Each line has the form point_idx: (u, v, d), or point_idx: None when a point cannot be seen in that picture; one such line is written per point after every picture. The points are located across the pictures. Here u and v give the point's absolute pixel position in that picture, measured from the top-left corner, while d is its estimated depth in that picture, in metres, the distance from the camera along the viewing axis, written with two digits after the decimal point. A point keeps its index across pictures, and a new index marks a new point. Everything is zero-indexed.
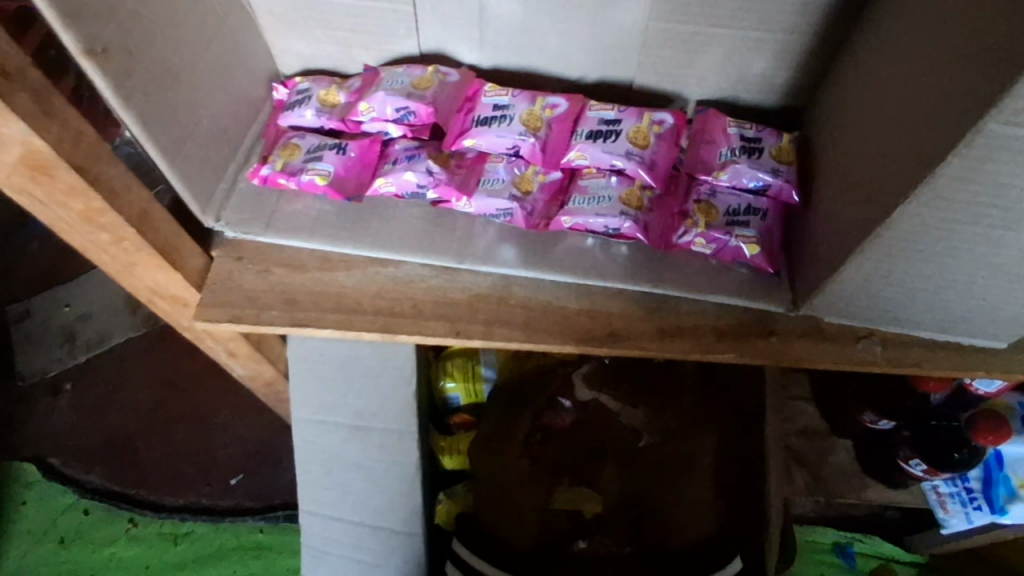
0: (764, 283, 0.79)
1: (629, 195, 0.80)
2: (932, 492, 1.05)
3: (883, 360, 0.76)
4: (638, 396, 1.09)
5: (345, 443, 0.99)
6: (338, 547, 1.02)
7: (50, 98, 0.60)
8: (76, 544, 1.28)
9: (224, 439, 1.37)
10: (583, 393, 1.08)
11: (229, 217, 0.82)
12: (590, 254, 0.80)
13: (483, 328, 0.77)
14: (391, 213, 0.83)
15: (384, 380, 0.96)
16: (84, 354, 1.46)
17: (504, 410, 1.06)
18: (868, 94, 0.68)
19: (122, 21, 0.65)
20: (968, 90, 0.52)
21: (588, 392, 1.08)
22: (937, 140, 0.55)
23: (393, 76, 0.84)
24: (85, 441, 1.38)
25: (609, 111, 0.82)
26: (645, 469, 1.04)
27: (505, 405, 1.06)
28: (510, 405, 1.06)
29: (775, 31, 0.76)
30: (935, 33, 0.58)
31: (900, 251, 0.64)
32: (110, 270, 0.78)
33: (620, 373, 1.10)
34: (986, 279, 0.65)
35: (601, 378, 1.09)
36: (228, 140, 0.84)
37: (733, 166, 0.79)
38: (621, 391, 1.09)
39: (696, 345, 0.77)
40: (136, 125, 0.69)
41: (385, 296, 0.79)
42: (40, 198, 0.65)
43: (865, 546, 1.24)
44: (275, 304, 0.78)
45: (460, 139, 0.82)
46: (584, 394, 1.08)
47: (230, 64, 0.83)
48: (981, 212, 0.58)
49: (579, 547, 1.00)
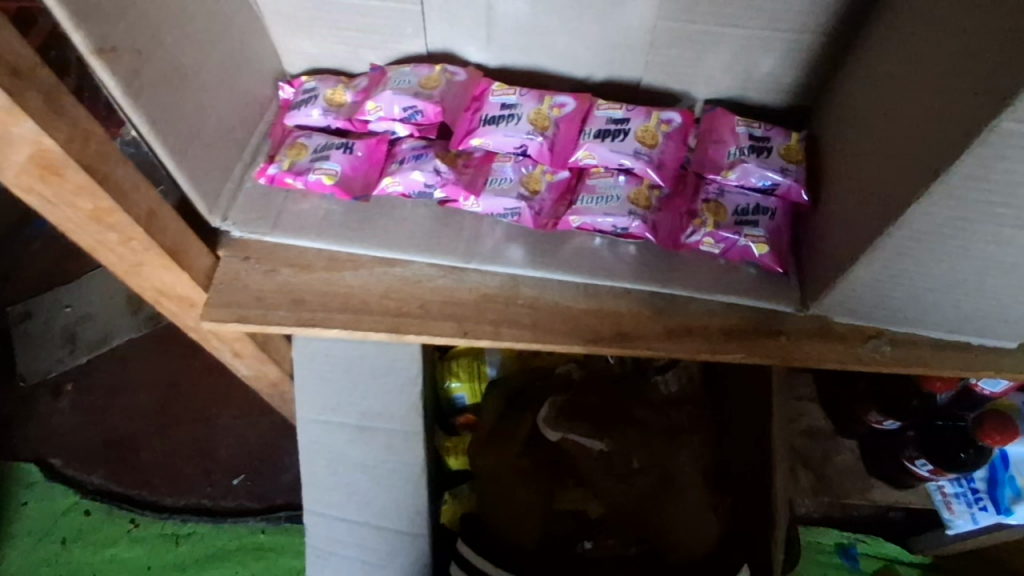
0: (773, 283, 0.79)
1: (637, 195, 0.80)
2: (938, 492, 1.05)
3: (891, 360, 0.76)
4: (606, 430, 1.02)
5: (350, 444, 0.99)
6: (343, 547, 1.02)
7: (59, 97, 0.59)
8: (79, 545, 1.27)
9: (227, 440, 1.37)
10: (552, 434, 1.00)
11: (236, 216, 0.82)
12: (598, 254, 0.80)
13: (491, 328, 0.77)
14: (398, 213, 0.82)
15: (390, 381, 0.96)
16: (86, 354, 1.46)
17: (503, 411, 1.07)
18: (878, 93, 0.68)
19: (131, 21, 0.65)
20: (981, 89, 0.52)
21: (556, 432, 1.00)
22: (950, 139, 0.55)
23: (400, 75, 0.84)
24: (87, 442, 1.37)
25: (617, 110, 0.82)
26: (645, 486, 1.00)
27: (501, 411, 1.06)
28: (508, 409, 1.07)
29: (784, 31, 0.76)
30: (946, 32, 0.58)
31: (910, 251, 0.64)
32: (116, 269, 0.77)
33: (578, 408, 1.03)
34: (996, 279, 0.65)
35: (566, 416, 1.02)
36: (235, 140, 0.84)
37: (742, 165, 0.79)
38: (587, 426, 1.01)
39: (704, 344, 0.76)
40: (143, 125, 0.69)
41: (392, 296, 0.78)
42: (48, 197, 0.65)
43: (869, 547, 1.23)
44: (282, 304, 0.78)
45: (467, 138, 0.82)
46: (551, 433, 1.00)
47: (237, 63, 0.82)
48: (993, 211, 0.57)
49: (585, 547, 1.00)
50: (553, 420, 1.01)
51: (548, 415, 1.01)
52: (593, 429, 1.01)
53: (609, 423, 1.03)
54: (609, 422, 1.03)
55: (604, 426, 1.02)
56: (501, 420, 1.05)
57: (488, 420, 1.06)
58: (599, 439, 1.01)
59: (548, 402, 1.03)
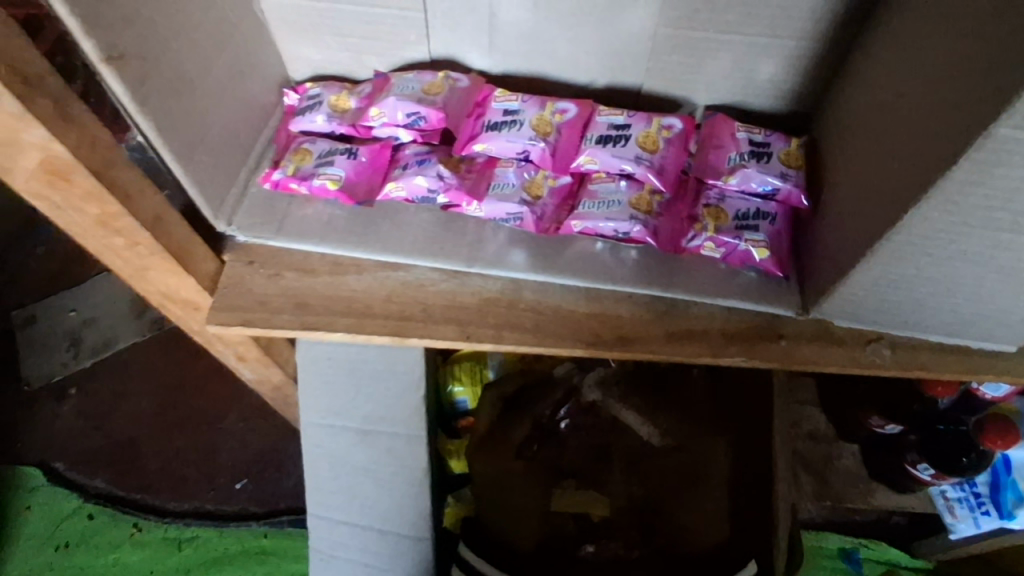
0: (774, 287, 0.79)
1: (638, 200, 0.80)
2: (941, 497, 1.06)
3: (891, 364, 0.76)
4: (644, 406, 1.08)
5: (352, 448, 0.99)
6: (346, 551, 1.02)
7: (68, 104, 0.60)
8: (81, 549, 1.28)
9: (230, 444, 1.38)
10: (589, 393, 1.08)
11: (241, 221, 0.83)
12: (600, 258, 0.81)
13: (494, 332, 0.77)
14: (402, 217, 0.83)
15: (393, 385, 0.96)
16: (90, 358, 1.47)
17: (501, 411, 1.07)
18: (877, 98, 0.69)
19: (140, 29, 0.66)
20: (977, 95, 0.52)
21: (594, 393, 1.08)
22: (947, 144, 0.55)
23: (404, 81, 0.85)
24: (91, 446, 1.38)
25: (619, 116, 0.83)
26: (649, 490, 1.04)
27: (496, 414, 1.07)
28: (504, 412, 1.07)
29: (783, 37, 0.77)
30: (943, 38, 0.59)
31: (909, 254, 0.64)
32: (122, 274, 0.78)
33: (626, 381, 1.10)
34: (996, 283, 0.65)
35: (609, 386, 1.09)
36: (240, 146, 0.85)
37: (742, 170, 0.80)
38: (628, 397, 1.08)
39: (705, 348, 0.77)
40: (151, 131, 0.70)
41: (395, 300, 0.79)
42: (57, 202, 0.66)
43: (871, 552, 1.23)
44: (286, 308, 0.79)
45: (470, 144, 0.83)
46: (589, 396, 1.08)
47: (243, 70, 0.83)
48: (990, 215, 0.58)
49: (587, 551, 1.01)
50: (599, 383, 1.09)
51: (594, 378, 1.09)
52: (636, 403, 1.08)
53: (650, 398, 1.09)
54: (650, 398, 1.09)
55: (645, 401, 1.09)
56: (500, 423, 1.06)
57: (484, 423, 1.06)
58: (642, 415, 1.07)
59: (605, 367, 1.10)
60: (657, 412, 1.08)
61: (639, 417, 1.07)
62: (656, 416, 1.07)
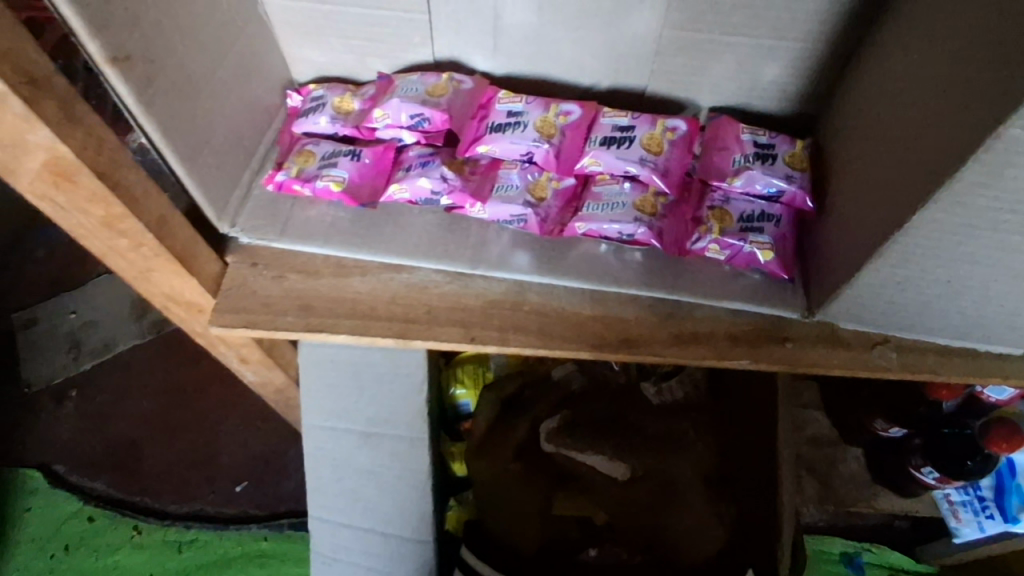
0: (779, 289, 0.79)
1: (643, 202, 0.80)
2: (945, 500, 1.05)
3: (897, 367, 0.76)
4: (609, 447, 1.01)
5: (355, 451, 0.99)
6: (348, 555, 1.02)
7: (74, 106, 0.60)
8: (81, 552, 1.27)
9: (231, 447, 1.37)
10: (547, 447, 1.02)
11: (245, 223, 0.83)
12: (604, 260, 0.80)
13: (499, 334, 0.77)
14: (405, 219, 0.83)
15: (395, 387, 0.96)
16: (91, 360, 1.47)
17: (500, 413, 1.07)
18: (883, 100, 0.68)
19: (145, 31, 0.66)
20: (986, 96, 0.52)
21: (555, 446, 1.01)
22: (956, 145, 0.55)
23: (408, 83, 0.84)
24: (91, 449, 1.38)
25: (623, 118, 0.83)
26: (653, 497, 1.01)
27: (494, 415, 1.07)
28: (502, 413, 1.07)
29: (789, 39, 0.77)
30: (950, 40, 0.59)
31: (917, 256, 0.64)
32: (126, 275, 0.78)
33: (582, 422, 1.03)
34: (1003, 285, 0.65)
35: (567, 433, 1.02)
36: (244, 148, 0.85)
37: (747, 172, 0.80)
38: (589, 441, 1.01)
39: (710, 351, 0.77)
40: (155, 132, 0.70)
41: (399, 302, 0.79)
42: (62, 203, 0.66)
43: (875, 556, 1.23)
44: (290, 309, 0.78)
45: (474, 145, 0.82)
46: (546, 449, 1.02)
47: (247, 72, 0.83)
48: (1000, 217, 0.58)
49: (589, 555, 1.02)
50: (555, 433, 1.02)
51: (552, 425, 1.02)
52: (598, 447, 1.01)
53: (613, 437, 1.03)
54: (614, 439, 1.03)
55: (607, 442, 1.02)
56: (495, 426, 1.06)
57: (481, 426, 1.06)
58: (607, 457, 1.01)
59: (557, 415, 1.03)
60: (624, 453, 1.02)
61: (604, 460, 1.01)
62: (621, 455, 1.01)
